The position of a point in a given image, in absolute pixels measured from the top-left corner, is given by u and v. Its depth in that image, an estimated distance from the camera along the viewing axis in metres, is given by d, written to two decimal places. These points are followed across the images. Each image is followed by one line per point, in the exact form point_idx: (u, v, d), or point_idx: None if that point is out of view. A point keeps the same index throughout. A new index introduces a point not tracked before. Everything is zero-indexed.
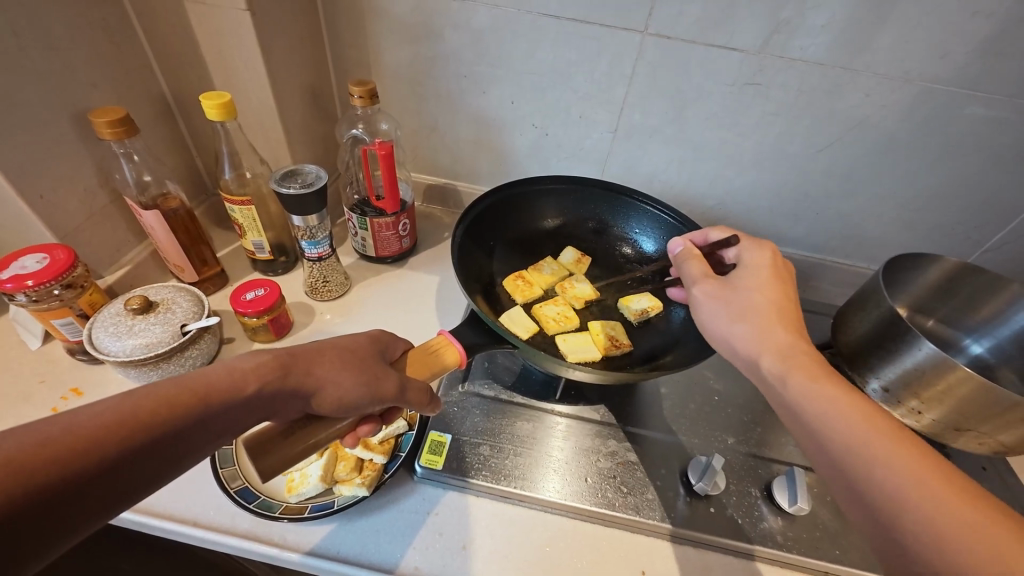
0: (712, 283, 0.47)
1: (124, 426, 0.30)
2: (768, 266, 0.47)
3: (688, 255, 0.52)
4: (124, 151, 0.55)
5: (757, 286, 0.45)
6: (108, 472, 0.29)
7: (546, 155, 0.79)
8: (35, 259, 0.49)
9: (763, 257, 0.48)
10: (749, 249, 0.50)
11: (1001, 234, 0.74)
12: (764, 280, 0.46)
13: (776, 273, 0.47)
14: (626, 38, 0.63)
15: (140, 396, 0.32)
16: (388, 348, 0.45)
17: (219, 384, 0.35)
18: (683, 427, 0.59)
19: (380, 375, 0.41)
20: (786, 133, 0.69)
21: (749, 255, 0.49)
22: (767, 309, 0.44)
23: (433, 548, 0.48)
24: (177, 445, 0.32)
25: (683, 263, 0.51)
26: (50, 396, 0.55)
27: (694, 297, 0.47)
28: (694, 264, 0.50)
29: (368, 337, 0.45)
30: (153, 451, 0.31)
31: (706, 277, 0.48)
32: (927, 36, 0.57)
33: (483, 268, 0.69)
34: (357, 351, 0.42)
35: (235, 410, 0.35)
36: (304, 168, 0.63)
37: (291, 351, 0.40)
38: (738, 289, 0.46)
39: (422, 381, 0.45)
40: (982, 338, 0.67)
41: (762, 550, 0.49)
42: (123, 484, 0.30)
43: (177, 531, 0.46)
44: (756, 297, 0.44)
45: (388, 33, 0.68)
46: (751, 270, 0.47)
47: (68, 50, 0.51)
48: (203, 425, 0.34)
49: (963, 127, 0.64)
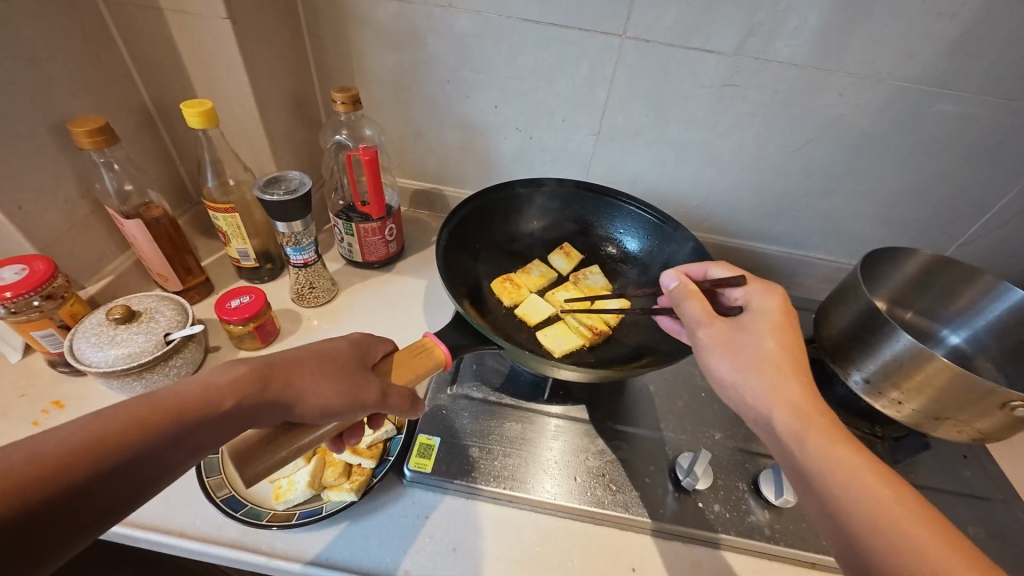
0: (720, 329, 0.44)
1: (92, 451, 0.30)
2: (779, 313, 0.45)
3: (690, 293, 0.47)
4: (105, 160, 0.55)
5: (767, 330, 0.43)
6: (81, 494, 0.29)
7: (531, 158, 0.80)
8: (14, 270, 0.49)
9: (771, 302, 0.46)
10: (757, 294, 0.47)
11: (975, 228, 0.76)
12: (776, 324, 0.44)
13: (786, 320, 0.44)
14: (605, 43, 0.65)
15: (108, 418, 0.31)
16: (369, 352, 0.46)
17: (191, 403, 0.34)
18: (671, 423, 0.60)
19: (360, 384, 0.42)
20: (764, 133, 0.70)
21: (755, 298, 0.47)
22: (776, 359, 0.42)
23: (423, 551, 0.47)
24: (154, 464, 0.32)
25: (685, 299, 0.47)
26: (31, 410, 0.54)
27: (700, 343, 0.45)
28: (699, 299, 0.46)
29: (349, 344, 0.45)
30: (125, 473, 0.31)
31: (713, 320, 0.45)
32: (894, 37, 0.59)
33: (469, 270, 0.68)
34: (337, 360, 0.43)
35: (215, 428, 0.35)
36: (288, 175, 0.63)
37: (271, 359, 0.40)
38: (747, 334, 0.44)
39: (404, 385, 0.45)
40: (960, 329, 0.68)
41: (728, 538, 0.50)
42: (98, 505, 0.30)
43: (162, 543, 0.46)
44: (763, 344, 0.43)
45: (371, 40, 0.68)
46: (761, 315, 0.45)
47: (45, 60, 0.51)
48: (180, 442, 0.33)
49: (933, 124, 0.66)
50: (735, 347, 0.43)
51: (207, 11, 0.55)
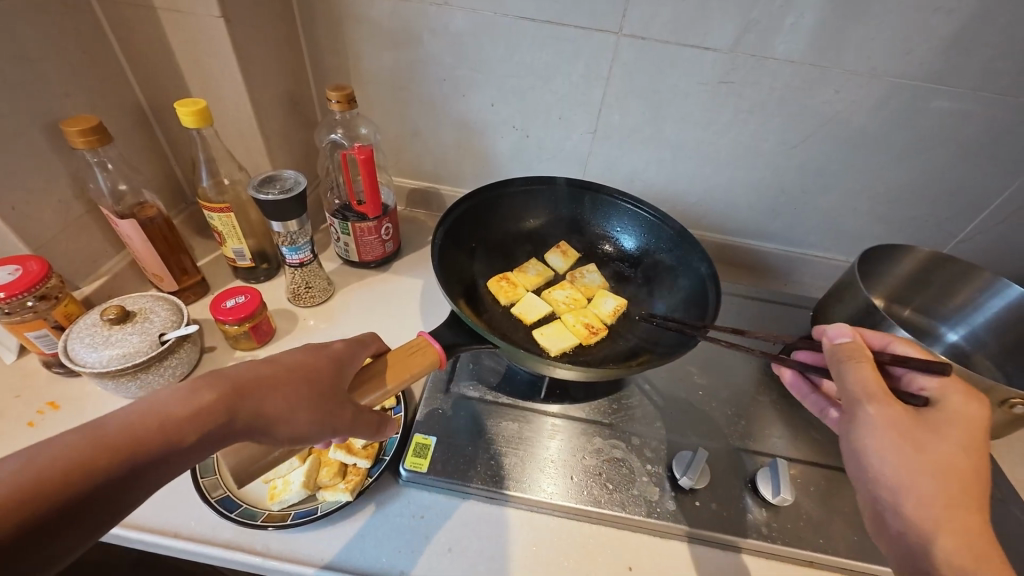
0: (895, 413, 0.40)
1: (42, 483, 0.29)
2: (972, 424, 0.40)
3: (858, 356, 0.43)
4: (98, 160, 0.55)
5: (950, 441, 0.39)
6: (38, 530, 0.28)
7: (528, 157, 0.80)
8: (7, 270, 0.48)
9: (966, 409, 0.40)
10: (950, 394, 0.41)
11: (973, 225, 0.76)
12: (963, 437, 0.39)
13: (975, 439, 0.39)
14: (601, 40, 0.64)
15: (61, 447, 0.30)
16: (348, 368, 0.44)
17: (151, 427, 0.33)
18: (668, 421, 0.60)
19: (335, 411, 0.40)
20: (761, 130, 0.70)
21: (945, 396, 0.41)
22: (948, 471, 0.38)
23: (418, 550, 0.47)
24: (112, 495, 0.31)
25: (855, 361, 0.42)
26: (25, 411, 0.53)
27: (864, 417, 0.40)
28: (872, 369, 0.41)
29: (328, 357, 0.43)
30: (78, 509, 0.30)
31: (889, 401, 0.40)
32: (890, 33, 0.58)
33: (464, 268, 0.68)
34: (315, 375, 0.41)
35: (182, 453, 0.33)
36: (283, 173, 0.63)
37: (238, 375, 0.38)
38: (930, 437, 0.39)
39: (366, 398, 0.44)
40: (958, 326, 0.68)
41: (724, 536, 0.50)
42: (51, 545, 0.29)
43: (156, 544, 0.46)
44: (946, 456, 0.38)
45: (366, 38, 0.68)
46: (950, 420, 0.40)
47: (37, 60, 0.50)
48: (143, 470, 0.32)
49: (931, 121, 0.66)
50: (911, 442, 0.39)
51: (201, 9, 0.55)
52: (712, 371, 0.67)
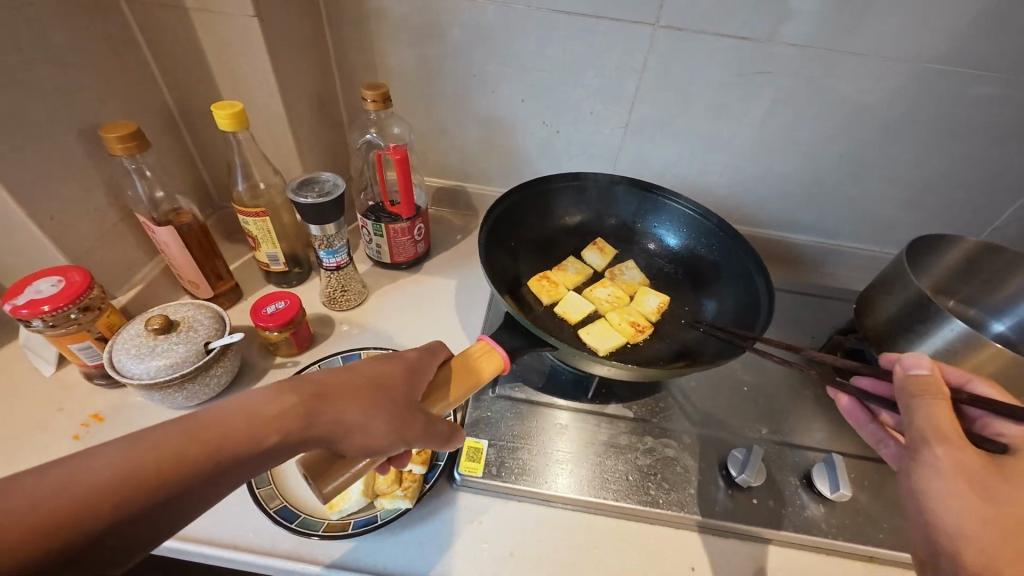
0: (966, 456, 0.37)
1: (118, 487, 0.28)
2: None
3: (932, 392, 0.40)
4: (135, 167, 0.53)
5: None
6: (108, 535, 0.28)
7: (557, 152, 0.78)
8: (50, 282, 0.48)
9: None
10: None
11: (1010, 212, 0.75)
12: None
13: None
14: (636, 32, 0.63)
15: (141, 449, 0.30)
16: (422, 379, 0.43)
17: (227, 436, 0.32)
18: (717, 418, 0.59)
19: (409, 421, 0.40)
20: (797, 121, 0.69)
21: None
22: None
23: (480, 557, 0.47)
24: (179, 506, 0.30)
25: (924, 397, 0.39)
26: (70, 424, 0.53)
27: (928, 458, 0.38)
28: (943, 408, 0.39)
29: (401, 368, 0.43)
30: (143, 518, 0.29)
31: (959, 444, 0.37)
32: (937, 19, 0.57)
33: (506, 268, 0.67)
34: (388, 385, 0.41)
35: (239, 463, 0.32)
36: (320, 176, 0.62)
37: (316, 383, 0.38)
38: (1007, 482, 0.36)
39: (445, 399, 0.44)
40: (1005, 316, 0.68)
41: (784, 534, 0.49)
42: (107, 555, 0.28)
43: (216, 556, 0.45)
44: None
45: (394, 35, 0.67)
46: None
47: (72, 65, 0.49)
48: (209, 481, 0.31)
49: (972, 108, 0.64)
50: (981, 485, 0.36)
51: (232, 9, 0.54)
52: (756, 366, 0.66)
